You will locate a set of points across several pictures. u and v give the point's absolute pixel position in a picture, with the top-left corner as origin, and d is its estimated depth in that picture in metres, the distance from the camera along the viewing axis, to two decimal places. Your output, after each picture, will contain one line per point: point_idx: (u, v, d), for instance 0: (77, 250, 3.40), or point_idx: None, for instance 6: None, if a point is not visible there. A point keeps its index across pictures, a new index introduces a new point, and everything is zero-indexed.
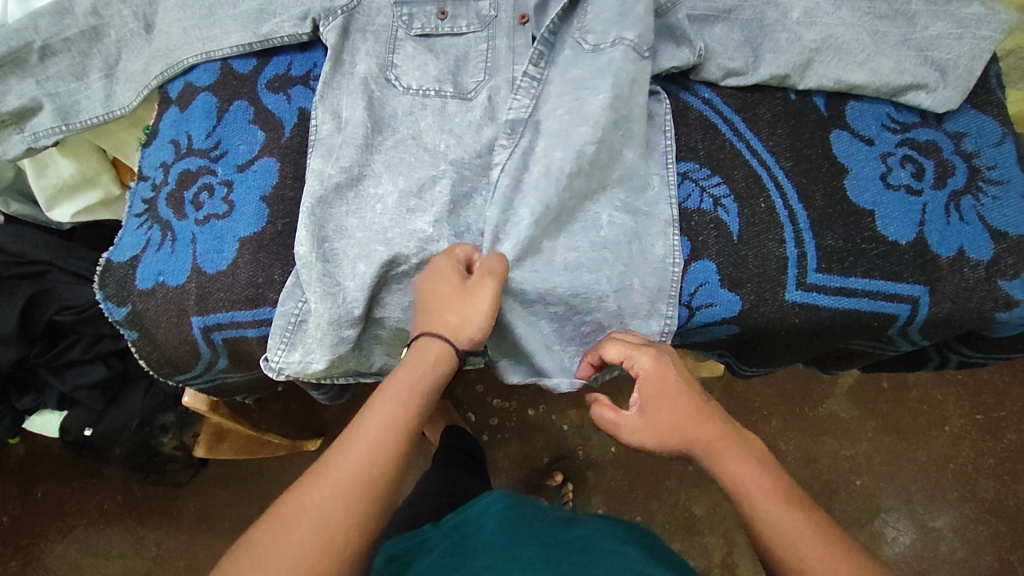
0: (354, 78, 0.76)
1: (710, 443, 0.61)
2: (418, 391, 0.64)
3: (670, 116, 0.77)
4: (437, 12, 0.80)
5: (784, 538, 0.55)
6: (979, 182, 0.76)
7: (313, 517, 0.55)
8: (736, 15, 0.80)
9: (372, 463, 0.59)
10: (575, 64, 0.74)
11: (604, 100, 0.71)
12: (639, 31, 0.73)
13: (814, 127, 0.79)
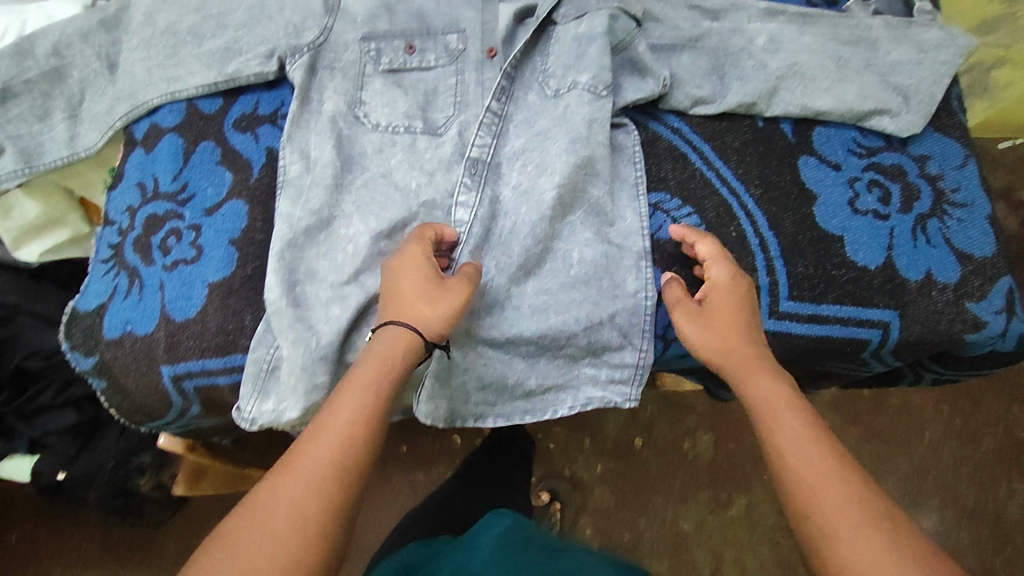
0: (322, 116, 0.75)
1: (745, 360, 0.65)
2: (386, 376, 0.60)
3: (639, 148, 0.78)
4: (404, 46, 0.80)
5: (806, 475, 0.57)
6: (944, 205, 0.77)
7: (285, 510, 0.53)
8: (702, 44, 0.81)
9: (342, 454, 0.56)
10: (540, 109, 0.76)
11: (564, 143, 0.72)
12: (597, 71, 0.73)
13: (782, 154, 0.80)
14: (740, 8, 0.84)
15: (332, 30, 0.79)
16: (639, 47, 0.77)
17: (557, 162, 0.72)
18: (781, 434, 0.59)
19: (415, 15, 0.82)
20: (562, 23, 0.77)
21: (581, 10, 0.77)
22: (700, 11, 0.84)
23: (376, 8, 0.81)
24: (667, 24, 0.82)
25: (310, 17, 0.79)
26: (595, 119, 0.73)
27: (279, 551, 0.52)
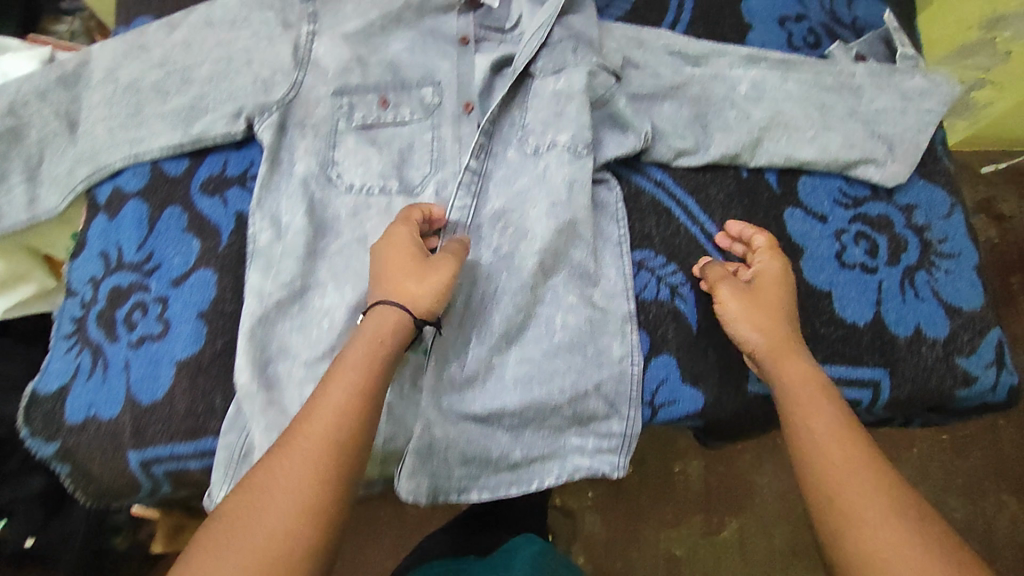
0: (294, 178, 0.73)
1: (779, 345, 0.65)
2: (382, 357, 0.58)
3: (623, 205, 0.76)
4: (378, 99, 0.78)
5: (833, 462, 0.56)
6: (932, 256, 0.77)
7: (280, 490, 0.50)
8: (685, 92, 0.80)
9: (340, 432, 0.53)
10: (519, 166, 0.74)
11: (543, 207, 0.72)
12: (575, 130, 0.73)
13: (767, 205, 0.79)
14: (723, 52, 0.82)
15: (302, 84, 0.77)
16: (619, 100, 0.77)
17: (539, 224, 0.70)
18: (813, 422, 0.59)
19: (388, 66, 0.79)
20: (539, 76, 0.76)
21: (559, 63, 0.76)
22: (683, 57, 0.82)
23: (349, 61, 0.78)
24: (648, 71, 0.80)
25: (280, 72, 0.77)
26: (574, 180, 0.72)
27: (275, 534, 0.48)
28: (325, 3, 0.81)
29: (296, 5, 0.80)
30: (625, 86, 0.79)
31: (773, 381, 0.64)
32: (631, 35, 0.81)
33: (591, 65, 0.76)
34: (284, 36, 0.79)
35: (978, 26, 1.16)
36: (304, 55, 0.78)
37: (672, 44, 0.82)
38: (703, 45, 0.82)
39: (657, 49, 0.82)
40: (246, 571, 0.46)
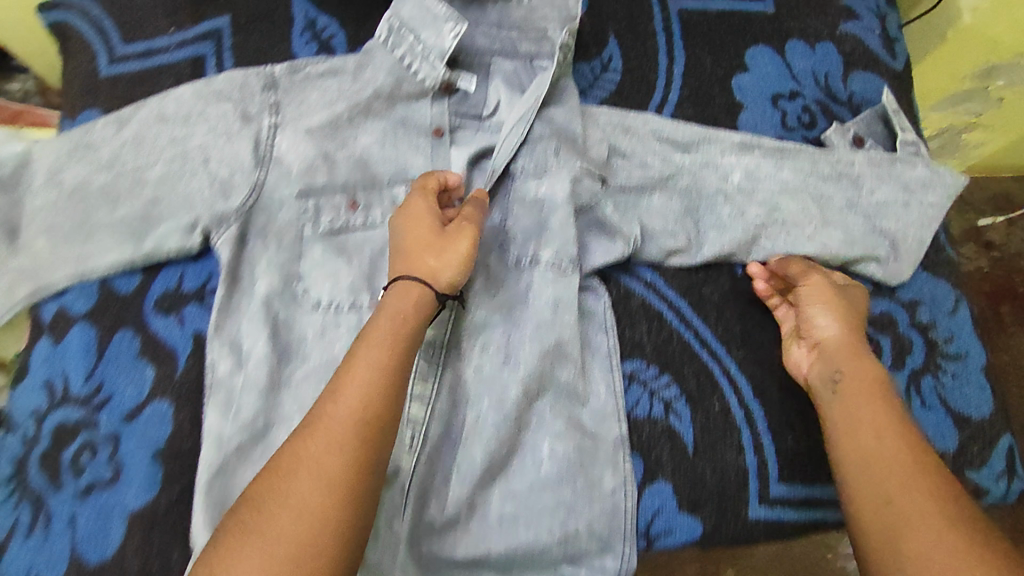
0: (256, 298, 0.67)
1: (849, 346, 0.65)
2: (402, 334, 0.58)
3: (611, 313, 0.72)
4: (347, 202, 0.72)
5: (869, 447, 0.57)
6: (937, 358, 0.74)
7: (314, 477, 0.50)
8: (677, 185, 0.75)
9: (365, 412, 0.53)
10: (499, 276, 0.70)
11: (527, 331, 0.68)
12: (559, 245, 0.70)
13: (764, 306, 0.75)
14: (715, 139, 0.77)
15: (264, 185, 0.71)
16: (608, 207, 0.73)
17: (522, 350, 0.67)
18: (853, 410, 0.60)
19: (357, 163, 0.73)
20: (519, 180, 0.73)
21: (541, 167, 0.72)
22: (674, 142, 0.77)
23: (314, 159, 0.72)
24: (636, 160, 0.76)
25: (239, 171, 0.71)
26: (560, 300, 0.69)
27: (300, 513, 0.49)
28: (288, 90, 0.74)
29: (257, 93, 0.73)
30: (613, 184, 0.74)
31: (823, 374, 0.65)
32: (619, 122, 0.77)
33: (584, 168, 0.72)
34: (243, 130, 0.72)
35: (971, 75, 1.10)
36: (265, 151, 0.72)
37: (662, 129, 0.77)
38: (696, 129, 0.77)
39: (647, 135, 0.77)
40: (274, 551, 0.47)
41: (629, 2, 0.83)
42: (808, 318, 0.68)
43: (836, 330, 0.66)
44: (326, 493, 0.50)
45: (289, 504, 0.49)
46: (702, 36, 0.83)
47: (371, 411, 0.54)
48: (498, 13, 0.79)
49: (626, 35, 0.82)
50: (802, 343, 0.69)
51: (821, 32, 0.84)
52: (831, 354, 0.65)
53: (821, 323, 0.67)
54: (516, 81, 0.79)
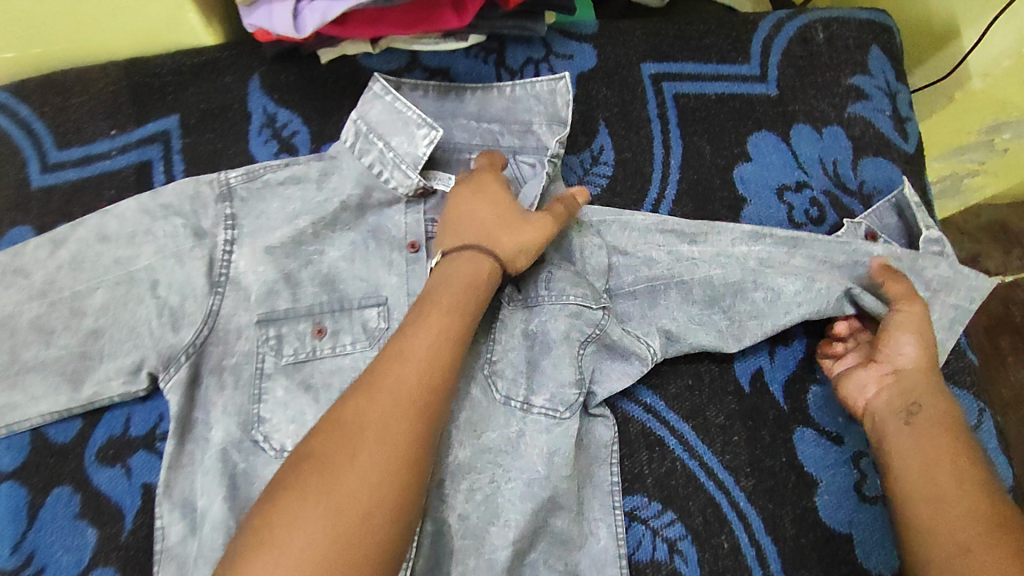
0: (210, 449, 0.60)
1: (930, 390, 0.62)
2: (468, 300, 0.58)
3: (613, 444, 0.66)
4: (313, 328, 0.65)
5: (941, 487, 0.57)
6: None
7: (380, 438, 0.48)
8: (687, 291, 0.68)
9: (431, 376, 0.52)
10: (486, 416, 0.63)
11: (518, 485, 0.61)
12: (553, 389, 0.64)
13: (774, 428, 0.69)
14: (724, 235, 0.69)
15: (219, 312, 0.63)
16: (612, 331, 0.66)
17: (510, 498, 0.61)
18: (930, 446, 0.59)
19: (324, 281, 0.66)
20: (508, 306, 0.65)
21: (532, 294, 0.66)
22: (677, 238, 0.69)
23: (274, 281, 0.65)
24: (638, 259, 0.69)
25: (191, 297, 0.63)
26: (554, 453, 0.62)
27: (367, 472, 0.46)
28: (244, 199, 0.66)
29: (210, 205, 0.65)
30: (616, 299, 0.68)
31: (900, 401, 0.62)
32: (613, 223, 0.69)
33: (582, 297, 0.65)
34: (195, 249, 0.64)
35: (980, 130, 0.99)
36: (220, 273, 0.64)
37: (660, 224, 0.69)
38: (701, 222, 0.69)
39: (645, 236, 0.69)
40: (339, 509, 0.44)
41: (621, 86, 0.76)
42: (892, 343, 0.64)
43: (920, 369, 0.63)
44: (403, 457, 0.48)
45: (369, 468, 0.47)
46: (700, 122, 0.76)
47: (438, 376, 0.53)
48: (478, 103, 0.71)
49: (618, 123, 0.75)
50: (873, 366, 0.65)
51: (828, 115, 0.78)
52: (911, 386, 0.63)
53: (906, 355, 0.64)
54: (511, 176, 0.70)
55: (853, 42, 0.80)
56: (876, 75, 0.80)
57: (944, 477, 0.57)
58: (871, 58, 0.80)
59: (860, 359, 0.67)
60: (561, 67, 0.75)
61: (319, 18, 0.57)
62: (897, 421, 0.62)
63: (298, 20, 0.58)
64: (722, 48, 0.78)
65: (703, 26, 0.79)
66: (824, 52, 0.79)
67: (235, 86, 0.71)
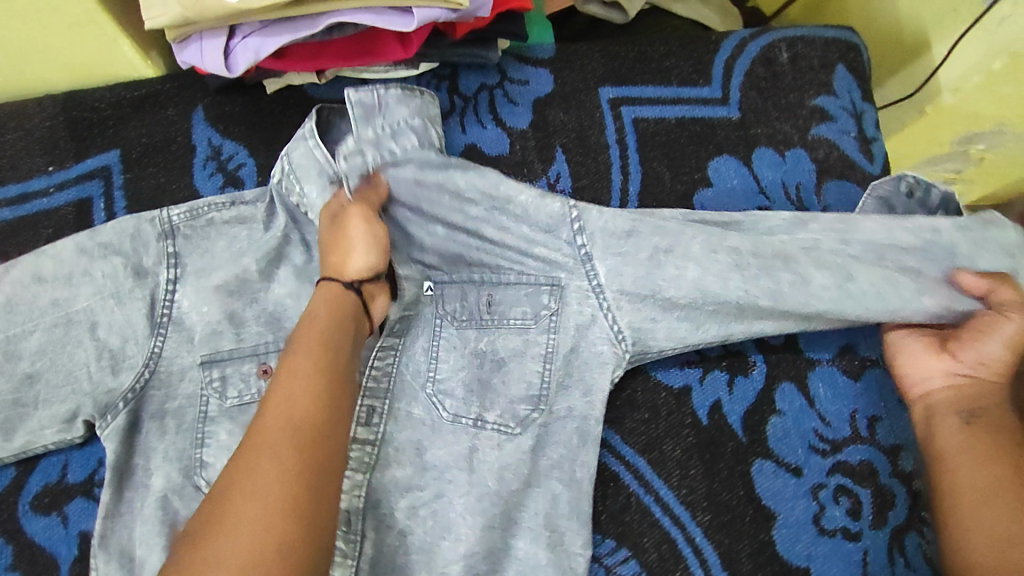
0: (150, 496, 0.59)
1: (1004, 391, 0.62)
2: (330, 338, 0.55)
3: (572, 481, 0.64)
4: (257, 368, 0.64)
5: (1000, 483, 0.57)
6: (922, 511, 0.67)
7: (255, 495, 0.43)
8: (669, 300, 0.62)
9: (308, 417, 0.48)
10: (431, 435, 0.64)
11: (471, 510, 0.62)
12: (504, 405, 0.65)
13: (732, 461, 0.68)
14: (706, 239, 0.63)
15: (161, 354, 0.62)
16: (567, 334, 0.65)
17: (461, 528, 0.62)
18: (995, 449, 0.59)
19: (269, 320, 0.65)
20: (451, 327, 0.68)
21: (476, 314, 0.67)
22: (646, 241, 0.63)
23: (219, 321, 0.64)
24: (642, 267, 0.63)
25: (132, 339, 0.62)
26: (506, 468, 0.63)
27: (252, 532, 0.42)
28: (188, 237, 0.65)
29: (151, 242, 0.64)
30: (575, 314, 0.65)
31: (976, 401, 0.61)
32: (563, 225, 0.63)
33: (524, 314, 0.66)
34: (135, 290, 0.62)
35: None
36: (161, 314, 0.63)
37: (629, 226, 0.62)
38: (670, 223, 0.63)
39: (606, 236, 0.64)
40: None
41: (579, 111, 0.74)
42: (982, 345, 0.62)
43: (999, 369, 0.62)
44: (294, 514, 0.44)
45: (251, 538, 0.42)
46: (659, 147, 0.74)
47: (322, 418, 0.49)
48: (415, 132, 0.67)
49: (576, 149, 0.74)
50: (956, 361, 0.63)
51: (791, 138, 0.76)
52: (987, 391, 0.62)
53: (995, 358, 0.61)
54: (445, 184, 0.64)
55: (818, 62, 0.78)
56: (841, 95, 0.78)
57: (1007, 475, 0.57)
58: (837, 78, 0.78)
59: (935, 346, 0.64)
60: (516, 92, 0.74)
61: (251, 55, 0.56)
62: (967, 417, 0.61)
63: (229, 59, 0.57)
64: (683, 70, 0.76)
65: (664, 48, 0.77)
66: (787, 73, 0.77)
67: (178, 118, 0.69)
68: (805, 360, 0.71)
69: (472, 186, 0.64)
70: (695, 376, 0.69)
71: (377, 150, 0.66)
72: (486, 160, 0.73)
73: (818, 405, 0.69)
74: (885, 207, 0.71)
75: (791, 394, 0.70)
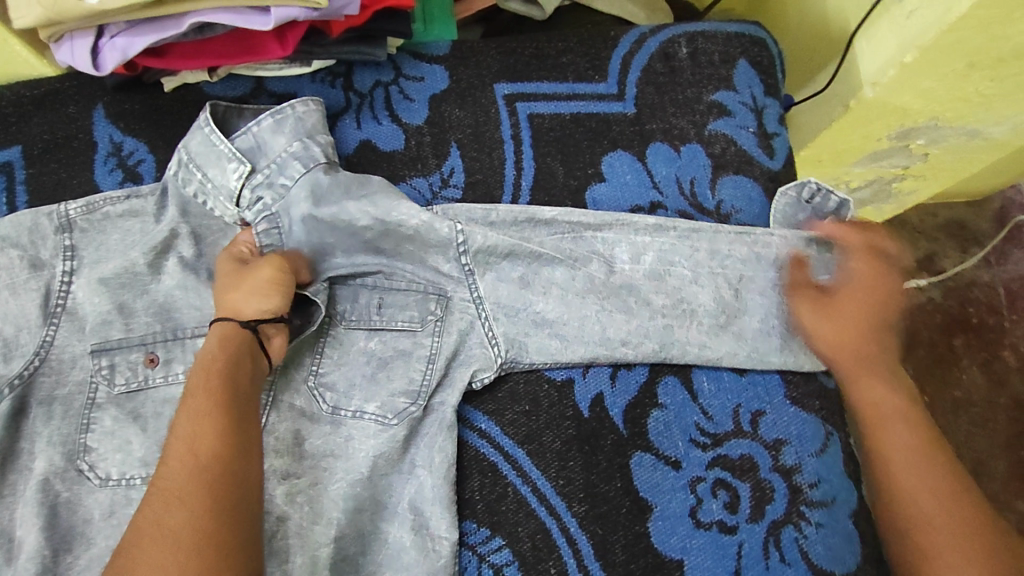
0: (32, 479, 0.62)
1: (861, 363, 0.67)
2: (217, 373, 0.58)
3: (443, 468, 0.65)
4: (145, 358, 0.67)
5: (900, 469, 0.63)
6: (801, 506, 0.67)
7: (160, 542, 0.49)
8: (540, 313, 0.68)
9: (198, 458, 0.53)
10: (310, 426, 0.66)
11: (348, 492, 0.65)
12: (384, 398, 0.66)
13: (611, 453, 0.68)
14: (570, 269, 0.69)
15: (53, 343, 0.65)
16: (450, 337, 0.68)
17: (337, 513, 0.64)
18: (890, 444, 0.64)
19: (158, 311, 0.68)
20: (341, 326, 0.69)
21: (365, 316, 0.69)
22: (522, 262, 0.69)
23: (108, 312, 0.66)
24: (514, 279, 0.68)
25: (25, 328, 0.65)
26: (379, 457, 0.65)
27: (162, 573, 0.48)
28: (84, 231, 0.68)
29: (48, 237, 0.67)
30: (458, 318, 0.68)
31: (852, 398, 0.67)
32: (448, 246, 0.68)
33: (411, 319, 0.68)
34: (30, 281, 0.66)
35: (890, 136, 0.95)
36: (55, 305, 0.66)
37: (507, 249, 0.68)
38: (545, 244, 0.69)
39: (486, 255, 0.68)
40: None
41: (474, 107, 0.76)
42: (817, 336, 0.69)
43: (821, 353, 0.68)
44: (206, 547, 0.49)
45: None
46: (554, 143, 0.75)
47: (222, 450, 0.54)
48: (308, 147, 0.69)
49: (470, 145, 0.75)
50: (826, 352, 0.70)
51: (687, 133, 0.76)
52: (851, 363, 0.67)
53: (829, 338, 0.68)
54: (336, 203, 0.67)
55: (719, 57, 0.78)
56: (741, 90, 0.77)
57: (901, 443, 0.63)
58: (737, 72, 0.77)
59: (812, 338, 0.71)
60: (411, 89, 0.75)
61: (119, 54, 0.59)
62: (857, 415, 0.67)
63: (98, 57, 0.59)
64: (579, 67, 0.77)
65: (561, 44, 0.78)
66: (686, 68, 0.77)
67: (79, 116, 0.72)
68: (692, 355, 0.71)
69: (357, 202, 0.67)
70: (578, 368, 0.70)
71: (271, 188, 0.68)
72: (381, 155, 0.74)
73: (701, 399, 0.70)
74: (792, 214, 0.73)
75: (673, 387, 0.70)
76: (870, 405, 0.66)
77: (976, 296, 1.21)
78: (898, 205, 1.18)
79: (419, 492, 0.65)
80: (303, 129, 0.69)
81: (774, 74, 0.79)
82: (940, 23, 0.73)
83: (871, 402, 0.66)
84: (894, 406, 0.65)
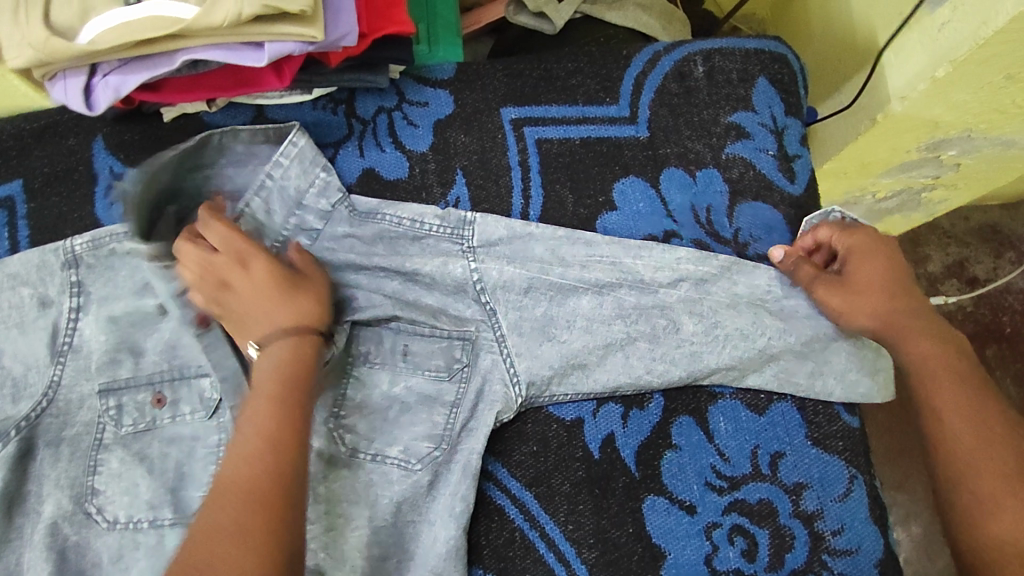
0: (40, 523, 0.60)
1: (901, 320, 0.62)
2: (289, 380, 0.57)
3: (460, 505, 0.62)
4: (152, 398, 0.65)
5: (954, 427, 0.57)
6: (822, 554, 0.64)
7: (235, 538, 0.49)
8: (565, 346, 0.65)
9: (279, 461, 0.53)
10: (328, 468, 0.63)
11: (364, 533, 0.63)
12: (406, 442, 0.64)
13: (622, 497, 0.65)
14: (597, 295, 0.66)
15: (60, 383, 0.63)
16: (476, 385, 0.65)
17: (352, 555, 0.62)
18: (941, 400, 0.59)
19: (166, 350, 0.66)
20: (364, 365, 0.66)
21: (390, 359, 0.66)
22: (542, 296, 0.66)
23: (116, 350, 0.64)
24: (538, 319, 0.65)
25: (35, 367, 0.63)
26: (403, 502, 0.63)
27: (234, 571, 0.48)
28: (91, 267, 0.65)
29: (55, 273, 0.64)
30: (486, 353, 0.66)
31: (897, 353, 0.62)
32: (465, 287, 0.66)
33: (438, 368, 0.66)
34: (39, 320, 0.64)
35: (918, 149, 0.90)
36: (63, 342, 0.64)
37: (526, 283, 0.66)
38: (563, 282, 0.66)
39: (505, 291, 0.66)
40: None
41: (480, 132, 0.73)
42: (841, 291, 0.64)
43: (865, 326, 0.63)
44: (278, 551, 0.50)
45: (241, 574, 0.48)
46: (563, 169, 0.72)
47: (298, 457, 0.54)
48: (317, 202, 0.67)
49: (476, 172, 0.72)
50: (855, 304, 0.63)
51: (703, 157, 0.72)
52: (889, 320, 0.62)
53: (852, 300, 0.63)
54: (341, 239, 0.67)
55: (737, 76, 0.74)
56: (761, 111, 0.73)
57: (950, 400, 0.58)
58: (756, 92, 0.73)
59: (838, 291, 0.63)
60: (415, 115, 0.73)
61: (111, 93, 0.57)
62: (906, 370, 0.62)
63: (90, 97, 0.57)
64: (589, 88, 0.74)
65: (571, 65, 0.75)
66: (703, 88, 0.74)
67: (79, 148, 0.71)
68: (707, 394, 0.68)
69: (365, 238, 0.67)
70: (588, 407, 0.67)
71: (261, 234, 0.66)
72: (383, 185, 0.71)
73: (717, 440, 0.67)
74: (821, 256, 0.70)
75: (688, 428, 0.67)
76: (921, 363, 0.61)
77: (1012, 305, 1.16)
78: (927, 214, 1.12)
79: (434, 539, 0.62)
80: (291, 200, 0.66)
81: (797, 92, 0.75)
82: (975, 36, 0.68)
83: (922, 355, 0.61)
84: (944, 357, 0.60)
